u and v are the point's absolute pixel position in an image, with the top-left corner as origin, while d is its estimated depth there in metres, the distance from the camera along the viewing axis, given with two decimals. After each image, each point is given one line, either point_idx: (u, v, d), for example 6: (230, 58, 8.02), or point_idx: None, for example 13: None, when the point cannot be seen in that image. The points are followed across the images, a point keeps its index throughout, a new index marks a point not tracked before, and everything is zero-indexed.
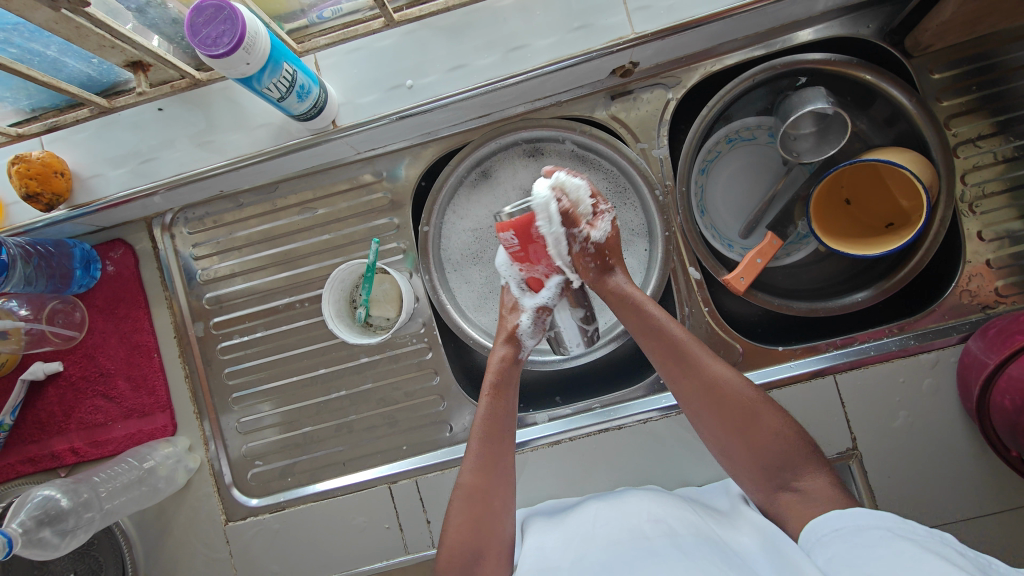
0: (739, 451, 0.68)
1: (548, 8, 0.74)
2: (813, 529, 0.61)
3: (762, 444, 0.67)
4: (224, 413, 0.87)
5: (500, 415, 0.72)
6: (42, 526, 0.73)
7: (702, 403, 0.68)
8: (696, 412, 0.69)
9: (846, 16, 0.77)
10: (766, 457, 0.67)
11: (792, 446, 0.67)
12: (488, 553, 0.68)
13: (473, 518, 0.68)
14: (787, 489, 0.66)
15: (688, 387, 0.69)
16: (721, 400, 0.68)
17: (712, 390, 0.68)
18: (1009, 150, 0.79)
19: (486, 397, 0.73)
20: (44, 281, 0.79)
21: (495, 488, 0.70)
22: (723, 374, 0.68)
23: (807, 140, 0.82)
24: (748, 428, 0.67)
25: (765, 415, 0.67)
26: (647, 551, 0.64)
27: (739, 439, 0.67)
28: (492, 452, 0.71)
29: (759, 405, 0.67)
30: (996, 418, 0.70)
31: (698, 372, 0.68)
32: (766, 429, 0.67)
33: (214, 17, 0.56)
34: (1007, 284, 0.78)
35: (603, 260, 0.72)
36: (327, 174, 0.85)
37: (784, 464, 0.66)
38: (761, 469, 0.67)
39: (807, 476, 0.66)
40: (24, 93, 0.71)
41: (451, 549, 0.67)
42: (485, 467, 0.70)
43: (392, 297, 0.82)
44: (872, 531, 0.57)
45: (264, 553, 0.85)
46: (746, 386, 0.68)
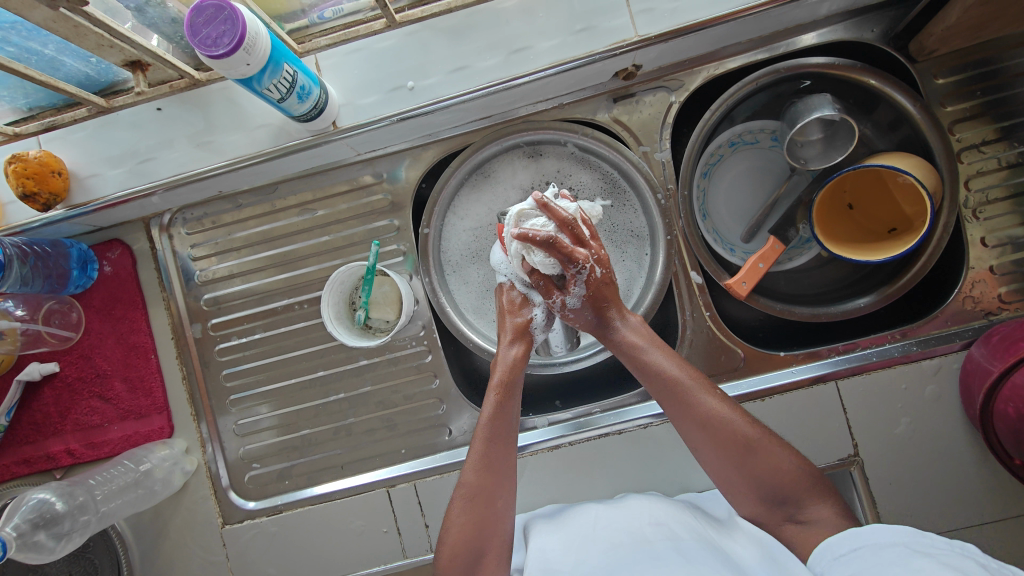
0: (741, 486, 0.67)
1: (551, 10, 0.73)
2: (830, 547, 0.61)
3: (764, 479, 0.65)
4: (221, 415, 0.87)
5: (503, 419, 0.70)
6: (37, 529, 0.72)
7: (700, 440, 0.67)
8: (697, 449, 0.68)
9: (850, 20, 0.77)
10: (767, 491, 0.66)
11: (795, 480, 0.65)
12: (488, 553, 0.67)
13: (474, 519, 0.67)
14: (792, 521, 0.66)
15: (685, 425, 0.67)
16: (721, 438, 0.66)
17: (710, 427, 0.66)
18: (1013, 156, 0.78)
19: (492, 398, 0.71)
20: (41, 282, 0.78)
21: (501, 490, 0.69)
22: (720, 412, 0.66)
23: (814, 146, 0.82)
24: (748, 464, 0.65)
25: (766, 453, 0.65)
26: (649, 554, 0.64)
27: (740, 476, 0.66)
28: (493, 464, 0.68)
29: (759, 441, 0.65)
30: (999, 426, 0.69)
31: (694, 412, 0.66)
32: (767, 464, 0.65)
33: (214, 17, 0.55)
34: (1010, 290, 0.78)
35: (592, 316, 0.72)
36: (327, 175, 0.85)
37: (785, 498, 0.65)
38: (761, 500, 0.67)
39: (810, 506, 0.65)
40: (21, 92, 0.70)
41: (452, 548, 0.67)
42: (489, 471, 0.68)
43: (391, 299, 0.81)
44: (890, 548, 0.56)
45: (261, 556, 0.84)
46: (745, 423, 0.66)
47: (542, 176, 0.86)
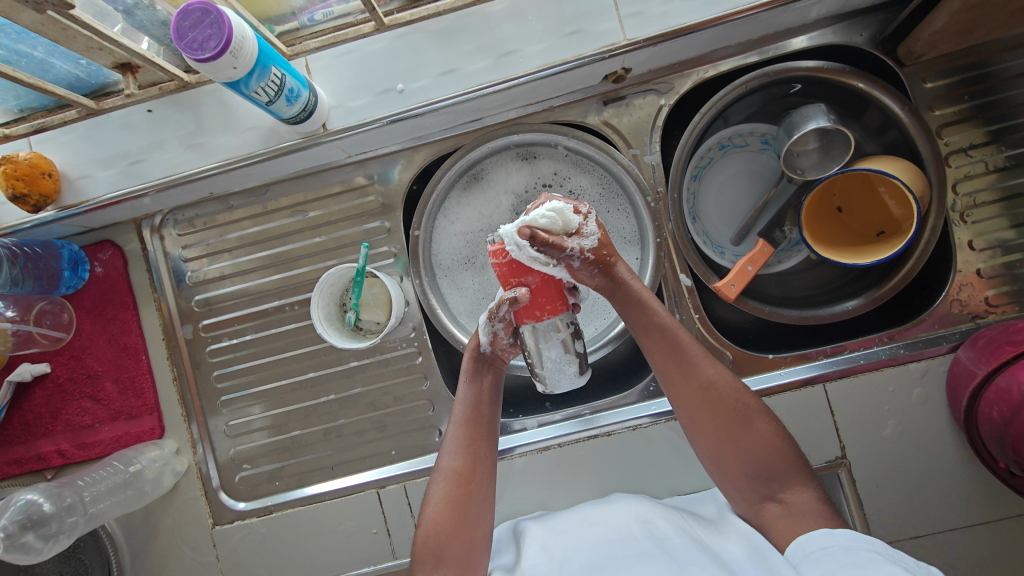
0: (730, 459, 0.67)
1: (541, 14, 0.74)
2: (801, 544, 0.60)
3: (754, 453, 0.66)
4: (212, 416, 0.87)
5: (475, 399, 0.71)
6: (26, 530, 0.73)
7: (696, 406, 0.67)
8: (690, 417, 0.67)
9: (839, 24, 0.77)
10: (755, 467, 0.66)
11: (782, 456, 0.66)
12: (462, 539, 0.66)
13: (451, 504, 0.66)
14: (772, 500, 0.65)
15: (685, 389, 0.67)
16: (716, 403, 0.66)
17: (707, 392, 0.66)
18: (1001, 160, 0.79)
19: (464, 379, 0.72)
20: (31, 283, 0.79)
21: (476, 473, 0.68)
22: (720, 377, 0.67)
23: (810, 156, 0.82)
24: (741, 436, 0.66)
25: (759, 424, 0.66)
26: (635, 552, 0.65)
27: (730, 446, 0.66)
28: (472, 435, 0.70)
29: (752, 412, 0.66)
30: (984, 428, 0.70)
31: (695, 376, 0.67)
32: (759, 440, 0.66)
33: (200, 21, 0.55)
34: (997, 294, 0.78)
35: (604, 261, 0.65)
36: (318, 177, 0.85)
37: (771, 474, 0.65)
38: (750, 480, 0.66)
39: (794, 489, 0.65)
40: (13, 94, 0.71)
41: (427, 531, 0.66)
42: (466, 451, 0.69)
43: (382, 301, 0.81)
44: (860, 552, 0.56)
45: (251, 557, 0.84)
46: (744, 393, 0.67)
47: (535, 180, 0.86)
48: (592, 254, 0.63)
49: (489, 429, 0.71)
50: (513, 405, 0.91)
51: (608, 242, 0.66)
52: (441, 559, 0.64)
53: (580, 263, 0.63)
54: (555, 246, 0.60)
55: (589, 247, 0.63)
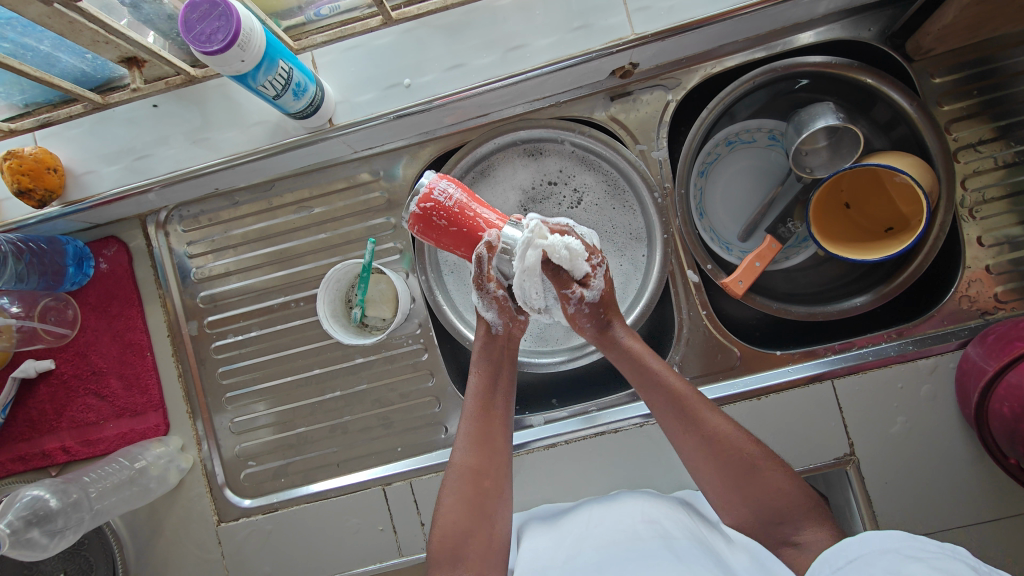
0: (739, 509, 0.66)
1: (548, 8, 0.73)
2: (829, 560, 0.58)
3: (764, 500, 0.65)
4: (217, 413, 0.87)
5: (487, 395, 0.72)
6: (31, 525, 0.72)
7: (700, 459, 0.67)
8: (697, 469, 0.68)
9: (847, 18, 0.77)
10: (766, 514, 0.65)
11: (791, 497, 0.65)
12: (478, 534, 0.66)
13: (466, 500, 0.67)
14: (787, 544, 0.64)
15: (689, 441, 0.67)
16: (722, 452, 0.66)
17: (712, 444, 0.66)
18: (1009, 155, 0.78)
19: (474, 372, 0.73)
20: (36, 278, 0.78)
21: (492, 468, 0.69)
22: (724, 430, 0.67)
23: (819, 155, 0.81)
24: (748, 485, 0.65)
25: (767, 472, 0.65)
26: (640, 552, 0.64)
27: (739, 497, 0.66)
28: (484, 429, 0.70)
29: (759, 461, 0.66)
30: (994, 425, 0.70)
31: (698, 428, 0.67)
32: (768, 487, 0.65)
33: (209, 13, 0.55)
34: (1006, 290, 0.78)
35: (597, 318, 0.72)
36: (323, 173, 0.84)
37: (781, 518, 0.65)
38: (759, 522, 0.66)
39: (806, 531, 0.64)
40: (17, 88, 0.71)
41: (443, 530, 0.66)
42: (481, 444, 0.70)
43: (388, 297, 0.81)
44: (883, 556, 0.53)
45: (256, 554, 0.84)
46: (747, 441, 0.67)
47: (543, 176, 0.86)
48: (589, 306, 0.70)
49: (503, 417, 0.72)
50: (519, 402, 0.91)
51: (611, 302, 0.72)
52: (460, 557, 0.64)
53: (576, 308, 0.70)
54: (557, 279, 0.68)
55: (589, 299, 0.70)
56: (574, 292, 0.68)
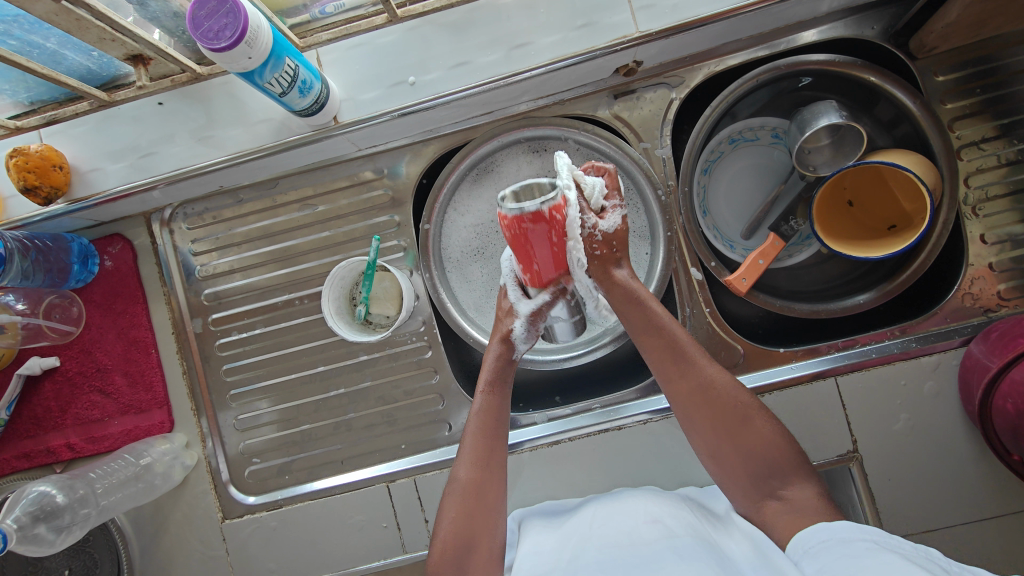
0: (728, 459, 0.67)
1: (552, 7, 0.74)
2: (801, 541, 0.60)
3: (754, 450, 0.66)
4: (221, 410, 0.87)
5: (493, 414, 0.71)
6: (38, 522, 0.73)
7: (691, 405, 0.68)
8: (688, 416, 0.68)
9: (850, 16, 0.77)
10: (756, 464, 0.66)
11: (779, 448, 0.66)
12: (480, 547, 0.67)
13: (468, 515, 0.67)
14: (774, 497, 0.66)
15: (683, 387, 0.68)
16: (715, 400, 0.67)
17: (706, 392, 0.68)
18: (1012, 153, 0.79)
19: (482, 390, 0.72)
20: (42, 276, 0.79)
21: (494, 482, 0.69)
22: (718, 379, 0.68)
23: (823, 152, 0.82)
24: (738, 432, 0.67)
25: (757, 422, 0.67)
26: (642, 554, 0.63)
27: (728, 444, 0.67)
28: (487, 447, 0.70)
29: (751, 411, 0.67)
30: (998, 422, 0.70)
31: (693, 375, 0.68)
32: (758, 437, 0.66)
33: (216, 10, 0.55)
34: (1009, 288, 0.78)
35: (608, 251, 0.68)
36: (327, 171, 0.85)
37: (771, 471, 0.66)
38: (748, 476, 0.67)
39: (794, 484, 0.65)
40: (23, 86, 0.71)
41: (444, 541, 0.67)
42: (480, 460, 0.69)
43: (392, 294, 0.81)
44: (855, 543, 0.55)
45: (260, 551, 0.84)
46: (742, 391, 0.68)
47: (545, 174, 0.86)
48: (602, 235, 0.66)
49: (501, 432, 0.71)
50: (522, 399, 0.91)
51: (620, 241, 0.69)
52: (462, 567, 0.65)
53: (591, 237, 0.65)
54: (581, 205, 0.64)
55: (603, 228, 0.66)
56: (592, 218, 0.64)
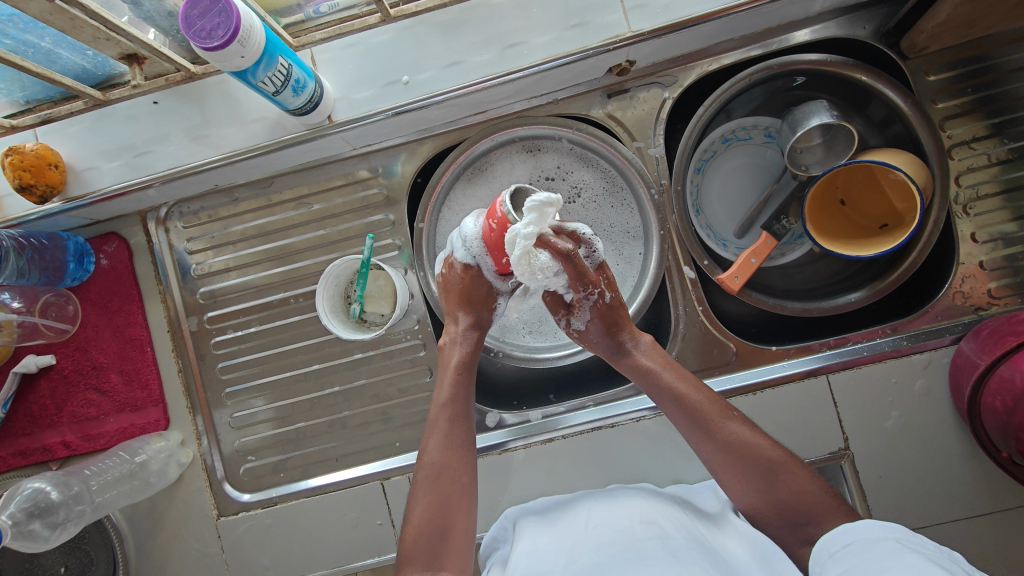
0: (761, 508, 0.66)
1: (545, 6, 0.74)
2: (826, 545, 0.59)
3: (786, 501, 0.64)
4: (217, 408, 0.87)
5: (458, 402, 0.72)
6: (33, 518, 0.73)
7: (719, 463, 0.66)
8: (717, 473, 0.67)
9: (843, 16, 0.77)
10: (791, 516, 0.64)
11: (815, 499, 0.63)
12: (453, 538, 0.66)
13: (435, 501, 0.67)
14: (808, 544, 0.63)
15: (708, 448, 0.67)
16: (741, 458, 0.65)
17: (731, 450, 0.65)
18: (1003, 153, 0.79)
19: (452, 378, 0.73)
20: (37, 274, 0.79)
21: (462, 468, 0.69)
22: (742, 435, 0.66)
23: (814, 152, 0.82)
24: (770, 487, 0.64)
25: (788, 475, 0.64)
26: (637, 552, 0.63)
27: (759, 497, 0.65)
28: (456, 436, 0.70)
29: (782, 464, 0.65)
30: (987, 419, 0.70)
31: (714, 436, 0.66)
32: (789, 486, 0.64)
33: (208, 10, 0.55)
34: (1000, 286, 0.79)
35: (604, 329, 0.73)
36: (322, 170, 0.85)
37: (805, 519, 0.63)
38: (785, 524, 0.65)
39: (829, 528, 0.62)
40: (19, 85, 0.71)
41: (417, 530, 0.66)
42: (446, 443, 0.69)
43: (386, 292, 0.81)
44: (881, 543, 0.54)
45: (255, 548, 0.85)
46: (768, 445, 0.65)
47: (540, 173, 0.86)
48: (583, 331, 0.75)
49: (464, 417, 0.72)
50: (517, 397, 0.91)
51: (617, 317, 0.73)
52: (436, 558, 0.65)
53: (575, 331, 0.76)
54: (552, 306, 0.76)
55: (579, 328, 0.75)
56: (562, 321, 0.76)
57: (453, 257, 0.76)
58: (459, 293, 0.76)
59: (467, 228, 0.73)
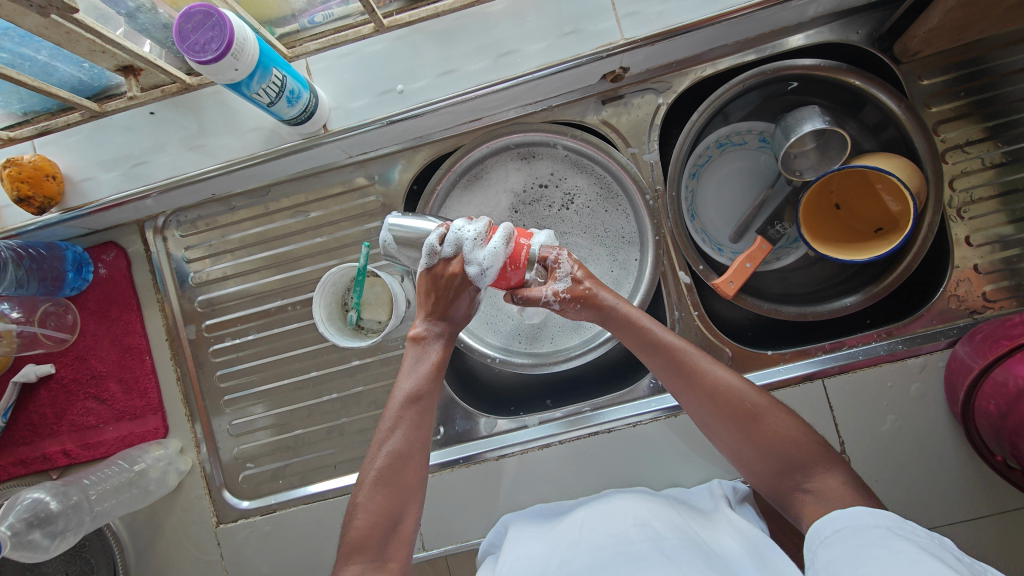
0: (747, 459, 0.65)
1: (540, 14, 0.74)
2: (816, 531, 0.58)
3: (773, 445, 0.63)
4: (215, 416, 0.88)
5: (430, 394, 0.65)
6: (32, 528, 0.73)
7: (707, 412, 0.66)
8: (705, 422, 0.66)
9: (836, 21, 0.77)
10: (776, 462, 0.63)
11: (799, 445, 0.63)
12: (400, 531, 0.62)
13: (392, 494, 0.62)
14: (800, 491, 0.62)
15: (693, 396, 0.66)
16: (723, 404, 0.65)
17: (715, 398, 0.65)
18: (998, 156, 0.79)
19: (426, 372, 0.65)
20: (36, 285, 0.80)
21: (417, 458, 0.64)
22: (727, 381, 0.65)
23: (809, 156, 0.82)
24: (753, 431, 0.64)
25: (769, 419, 0.64)
26: (630, 556, 0.62)
27: (746, 444, 0.64)
28: (423, 427, 0.65)
29: (762, 410, 0.64)
30: (981, 422, 0.71)
31: (699, 384, 0.65)
32: (774, 431, 0.63)
33: (202, 24, 0.56)
34: (995, 289, 0.79)
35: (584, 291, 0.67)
36: (319, 178, 0.86)
37: (792, 465, 0.63)
38: (769, 472, 0.64)
39: (816, 477, 0.62)
40: (16, 97, 0.72)
41: (363, 525, 0.61)
42: (404, 433, 0.64)
43: (383, 299, 0.81)
44: (870, 531, 0.53)
45: (254, 555, 0.85)
46: (749, 390, 0.65)
47: (534, 179, 0.86)
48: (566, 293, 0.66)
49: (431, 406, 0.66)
50: (514, 403, 0.92)
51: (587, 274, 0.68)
52: (383, 549, 0.61)
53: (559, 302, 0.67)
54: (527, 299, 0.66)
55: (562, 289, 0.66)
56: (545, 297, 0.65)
57: (459, 265, 0.63)
58: (441, 299, 0.65)
59: (492, 252, 0.62)
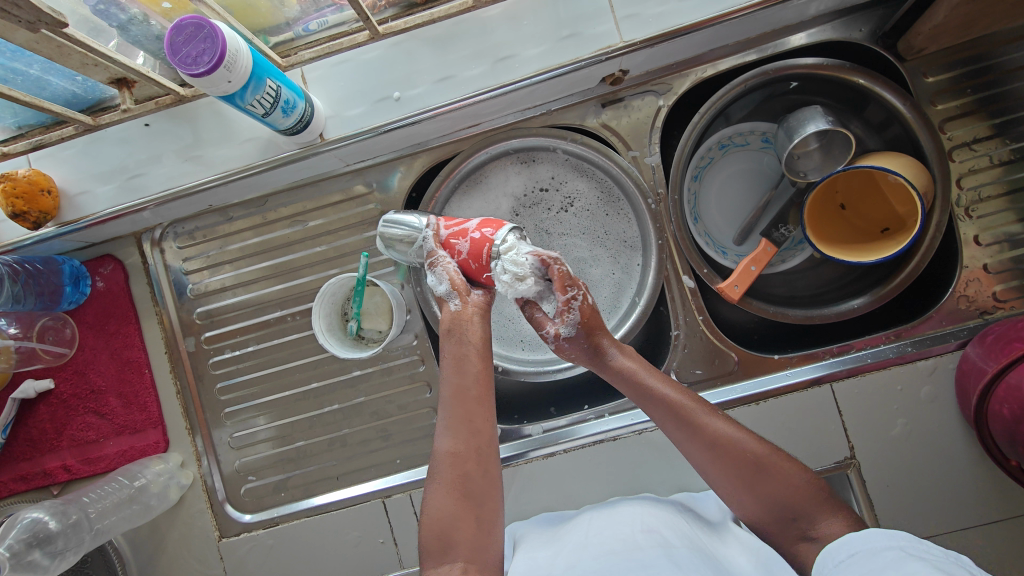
0: (751, 508, 0.62)
1: (537, 18, 0.73)
2: (830, 554, 0.55)
3: (775, 497, 0.60)
4: (216, 428, 0.87)
5: (462, 377, 0.64)
6: (32, 548, 0.72)
7: (708, 462, 0.63)
8: (705, 471, 0.63)
9: (839, 19, 0.76)
10: (777, 509, 0.61)
11: (802, 493, 0.60)
12: (468, 518, 0.60)
13: (460, 487, 0.60)
14: (805, 540, 0.60)
15: (694, 446, 0.63)
16: (724, 454, 0.62)
17: (715, 448, 0.62)
18: (1006, 153, 0.78)
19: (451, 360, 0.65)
20: (33, 300, 0.79)
21: (479, 449, 0.62)
22: (727, 432, 0.63)
23: (812, 156, 0.80)
24: (753, 481, 0.61)
25: (771, 468, 0.61)
26: (638, 562, 0.59)
27: (749, 495, 0.61)
28: (466, 412, 0.62)
29: (765, 458, 0.61)
30: (994, 426, 0.69)
31: (698, 433, 0.63)
32: (777, 481, 0.61)
33: (194, 36, 0.55)
34: (1005, 289, 0.77)
35: (582, 342, 0.67)
36: (317, 187, 0.85)
37: (796, 515, 0.60)
38: (773, 519, 0.61)
39: (822, 523, 0.59)
40: (10, 112, 0.71)
41: (432, 521, 0.60)
42: (465, 427, 0.62)
43: (383, 309, 0.80)
44: (883, 553, 0.50)
45: (258, 568, 0.84)
46: (751, 438, 0.63)
47: (534, 183, 0.85)
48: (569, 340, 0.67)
49: (486, 394, 0.64)
50: (518, 411, 0.91)
51: (595, 324, 0.68)
52: (449, 542, 0.58)
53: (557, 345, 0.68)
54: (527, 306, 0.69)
55: (564, 335, 0.67)
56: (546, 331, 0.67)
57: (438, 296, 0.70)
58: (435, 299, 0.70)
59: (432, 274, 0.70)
